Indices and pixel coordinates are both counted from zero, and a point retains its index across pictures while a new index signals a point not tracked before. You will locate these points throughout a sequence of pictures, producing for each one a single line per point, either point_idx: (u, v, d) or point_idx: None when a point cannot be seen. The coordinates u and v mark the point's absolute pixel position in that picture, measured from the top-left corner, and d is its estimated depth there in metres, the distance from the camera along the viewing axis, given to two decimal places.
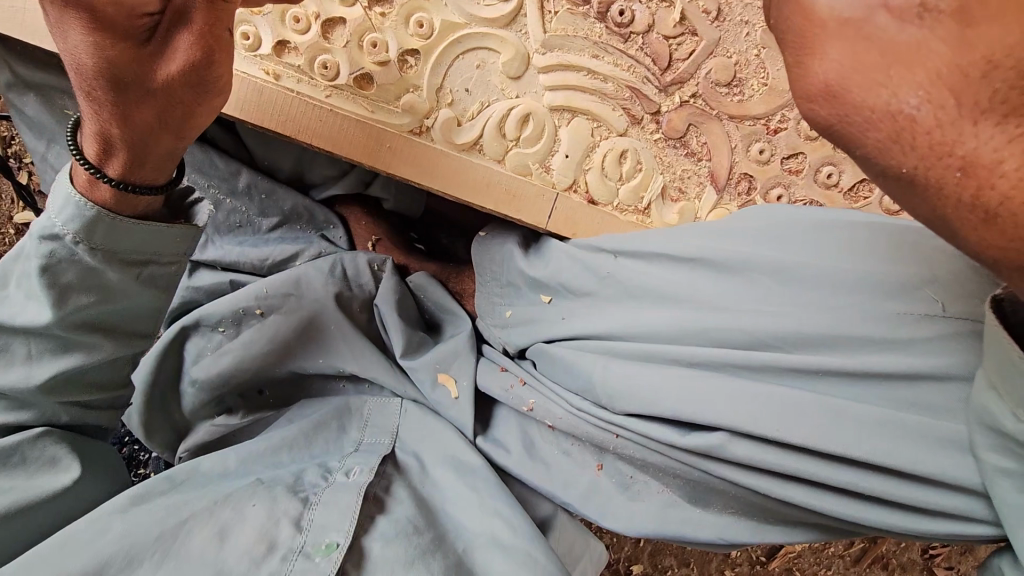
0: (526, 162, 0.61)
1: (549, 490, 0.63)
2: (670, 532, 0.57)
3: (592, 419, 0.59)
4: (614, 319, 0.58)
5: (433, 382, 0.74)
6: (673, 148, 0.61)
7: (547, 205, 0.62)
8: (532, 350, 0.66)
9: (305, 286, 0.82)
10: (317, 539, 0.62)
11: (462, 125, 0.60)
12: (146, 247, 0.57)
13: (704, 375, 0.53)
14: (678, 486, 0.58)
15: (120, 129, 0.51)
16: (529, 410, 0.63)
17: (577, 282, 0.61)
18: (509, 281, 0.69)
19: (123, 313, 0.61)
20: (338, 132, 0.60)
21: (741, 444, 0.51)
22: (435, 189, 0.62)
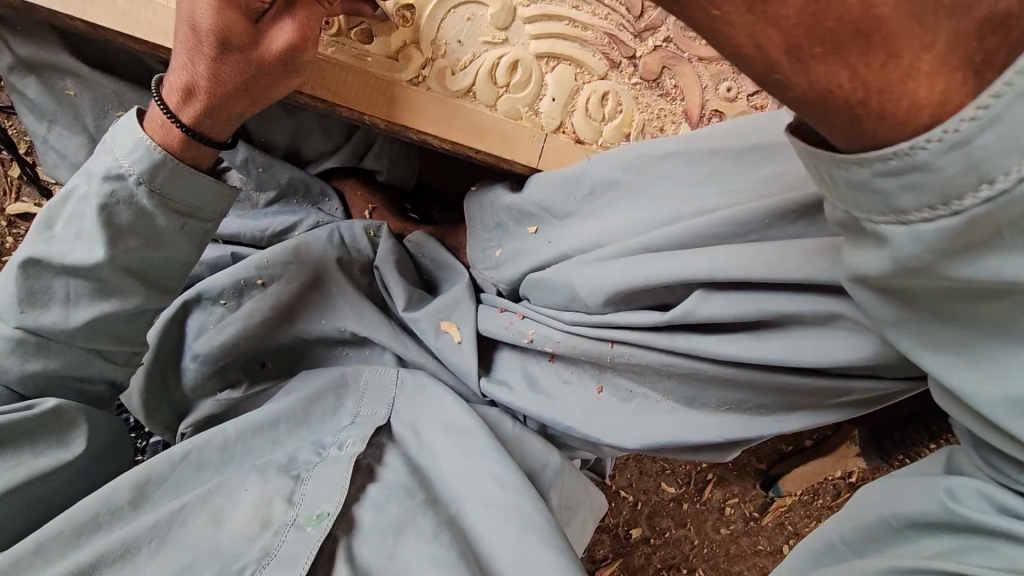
0: (517, 107, 0.66)
1: (552, 417, 0.69)
2: (671, 436, 0.63)
3: (587, 337, 0.66)
4: (595, 229, 0.66)
5: (436, 330, 0.77)
6: (650, 89, 0.67)
7: (538, 145, 0.67)
8: (523, 282, 0.74)
9: (305, 253, 0.84)
10: (309, 510, 0.66)
11: (456, 74, 0.65)
12: (194, 203, 0.63)
13: (665, 257, 0.59)
14: (671, 391, 0.64)
15: (207, 85, 0.58)
16: (529, 340, 0.70)
17: (555, 204, 0.68)
18: (497, 223, 0.76)
19: (161, 265, 0.66)
20: (339, 82, 0.64)
21: (717, 296, 0.57)
22: (432, 136, 0.67)
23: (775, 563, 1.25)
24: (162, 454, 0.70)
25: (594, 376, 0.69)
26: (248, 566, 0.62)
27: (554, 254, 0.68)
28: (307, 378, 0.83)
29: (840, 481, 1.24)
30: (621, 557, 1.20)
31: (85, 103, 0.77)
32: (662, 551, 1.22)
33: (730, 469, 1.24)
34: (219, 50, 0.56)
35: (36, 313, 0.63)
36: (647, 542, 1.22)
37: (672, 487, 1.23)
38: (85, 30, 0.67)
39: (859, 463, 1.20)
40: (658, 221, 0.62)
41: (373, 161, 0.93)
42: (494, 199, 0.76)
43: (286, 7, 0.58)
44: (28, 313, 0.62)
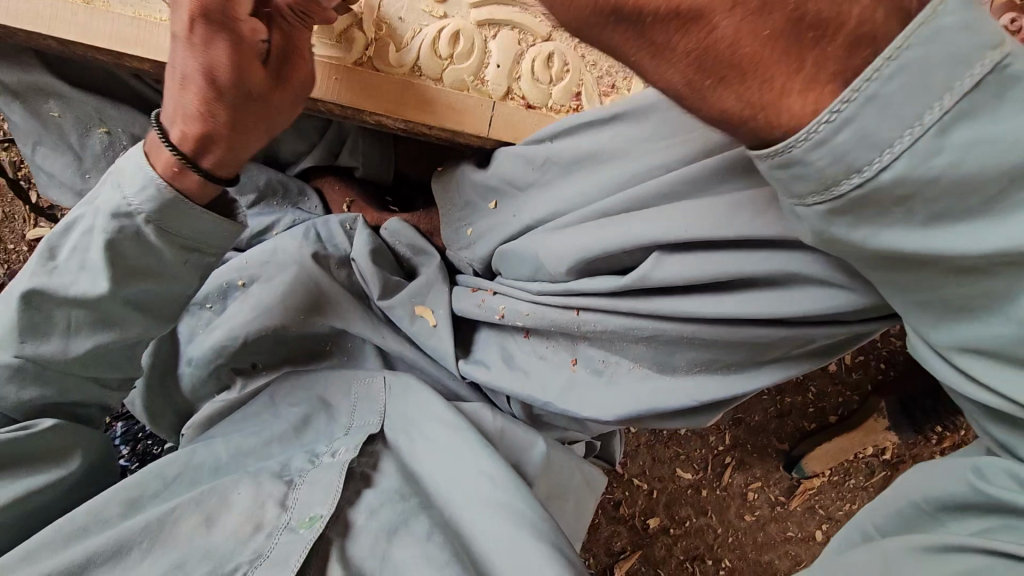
0: (462, 77, 0.66)
1: (529, 395, 0.65)
2: (647, 406, 0.57)
3: (553, 306, 0.59)
4: (554, 195, 0.59)
5: (410, 316, 0.75)
6: (595, 46, 0.65)
7: (487, 113, 0.66)
8: (496, 257, 0.67)
9: (281, 251, 0.86)
10: (302, 514, 0.66)
11: (399, 50, 0.66)
12: (200, 236, 0.61)
13: (631, 215, 0.51)
14: (644, 356, 0.59)
15: (229, 129, 0.58)
16: (500, 316, 0.64)
17: (519, 176, 0.62)
18: (467, 200, 0.70)
19: (164, 294, 0.64)
20: None
21: (674, 258, 0.49)
22: (383, 115, 0.67)
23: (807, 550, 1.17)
24: (147, 469, 0.70)
25: (569, 347, 0.65)
26: (240, 566, 0.62)
27: (520, 227, 0.61)
28: (297, 377, 0.86)
29: (874, 459, 1.17)
30: (641, 549, 1.16)
31: (69, 122, 0.82)
32: (684, 542, 1.17)
33: (750, 451, 1.18)
34: (241, 95, 0.57)
35: (35, 341, 0.61)
36: (667, 533, 1.17)
37: (688, 473, 1.18)
38: (57, 47, 0.71)
39: (892, 437, 1.11)
40: (619, 176, 0.53)
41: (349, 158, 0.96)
42: (462, 176, 0.71)
43: (290, 50, 0.59)
44: (28, 340, 0.60)
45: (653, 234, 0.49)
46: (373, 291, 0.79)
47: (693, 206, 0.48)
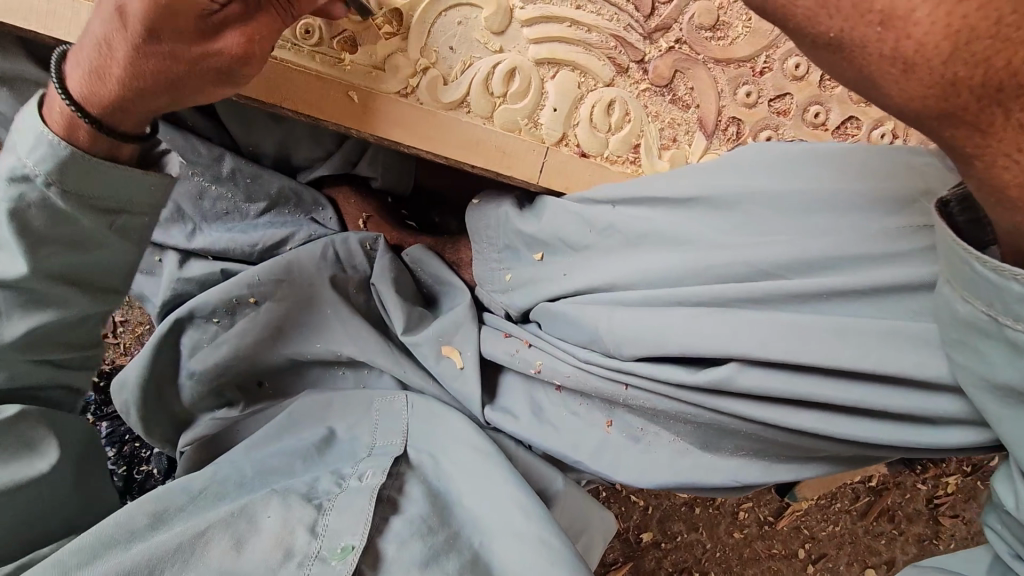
0: (515, 118, 0.61)
1: (560, 452, 0.61)
2: (684, 481, 0.57)
3: (601, 374, 0.56)
4: (616, 265, 0.55)
5: (436, 355, 0.69)
6: (660, 95, 0.61)
7: (539, 160, 0.62)
8: (536, 308, 0.61)
9: (296, 269, 0.80)
10: (333, 543, 0.63)
11: (448, 84, 0.60)
12: (120, 195, 0.53)
13: (706, 312, 0.49)
14: (688, 432, 0.57)
15: (121, 70, 0.48)
16: (536, 371, 0.59)
17: (575, 236, 0.58)
18: (507, 243, 0.65)
19: (96, 267, 0.56)
20: (322, 98, 0.60)
21: (750, 370, 0.48)
22: (426, 151, 0.62)
23: (789, 565, 1.23)
24: (174, 487, 0.68)
25: (604, 407, 0.61)
26: None
27: (570, 289, 0.57)
28: (315, 398, 0.82)
29: (859, 485, 1.22)
30: (631, 561, 1.19)
31: None
32: (673, 555, 1.21)
33: None
34: (150, 49, 0.48)
35: None
36: (658, 546, 1.20)
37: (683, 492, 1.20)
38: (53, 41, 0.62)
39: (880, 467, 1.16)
40: (689, 264, 0.51)
41: (366, 168, 0.91)
42: (503, 215, 0.65)
43: None
44: None
45: (721, 341, 0.48)
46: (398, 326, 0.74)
47: (766, 317, 0.47)
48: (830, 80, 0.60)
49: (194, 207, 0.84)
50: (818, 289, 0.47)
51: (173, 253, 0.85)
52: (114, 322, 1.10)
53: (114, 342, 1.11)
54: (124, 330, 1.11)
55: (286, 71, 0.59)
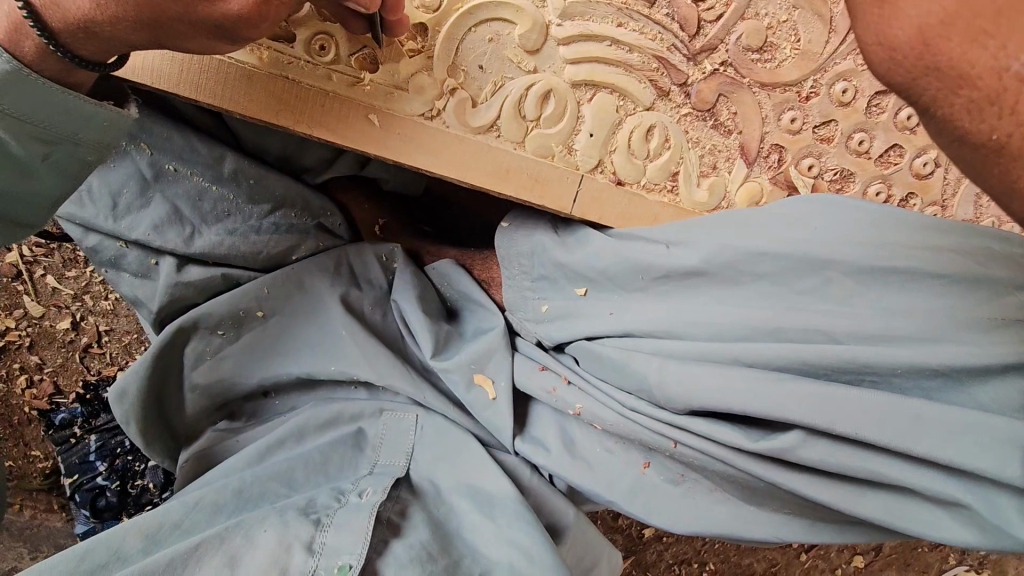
0: (549, 144, 0.57)
1: (594, 490, 0.62)
2: (723, 531, 0.59)
3: (643, 421, 0.59)
4: (666, 313, 0.57)
5: (468, 383, 0.69)
6: (701, 120, 0.58)
7: (573, 188, 0.58)
8: (577, 345, 0.63)
9: (309, 286, 0.80)
10: (330, 561, 0.61)
11: (477, 106, 0.55)
12: (60, 125, 0.50)
13: (770, 380, 0.51)
14: (730, 486, 0.59)
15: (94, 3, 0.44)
16: (576, 413, 0.63)
17: (623, 279, 0.59)
18: (544, 274, 0.66)
19: (19, 198, 0.53)
20: (338, 120, 0.55)
21: (817, 441, 0.51)
22: (452, 178, 0.58)
23: (784, 554, 1.27)
24: (175, 501, 0.70)
25: (642, 449, 0.63)
26: None
27: (618, 330, 0.59)
28: (316, 412, 0.79)
29: None
30: (633, 555, 1.22)
31: None
32: (674, 548, 1.24)
33: None
34: None
35: None
36: (659, 540, 1.23)
37: None
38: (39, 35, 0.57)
39: None
40: (753, 322, 0.53)
41: (375, 169, 0.86)
42: (542, 247, 0.65)
43: None
44: None
45: (796, 404, 0.50)
46: (424, 349, 0.72)
47: (836, 389, 0.50)
48: (876, 107, 0.58)
49: (191, 208, 0.76)
50: (877, 354, 0.49)
51: (167, 257, 0.78)
52: (99, 333, 1.04)
53: (99, 353, 1.04)
54: (109, 340, 1.05)
55: (299, 90, 0.54)
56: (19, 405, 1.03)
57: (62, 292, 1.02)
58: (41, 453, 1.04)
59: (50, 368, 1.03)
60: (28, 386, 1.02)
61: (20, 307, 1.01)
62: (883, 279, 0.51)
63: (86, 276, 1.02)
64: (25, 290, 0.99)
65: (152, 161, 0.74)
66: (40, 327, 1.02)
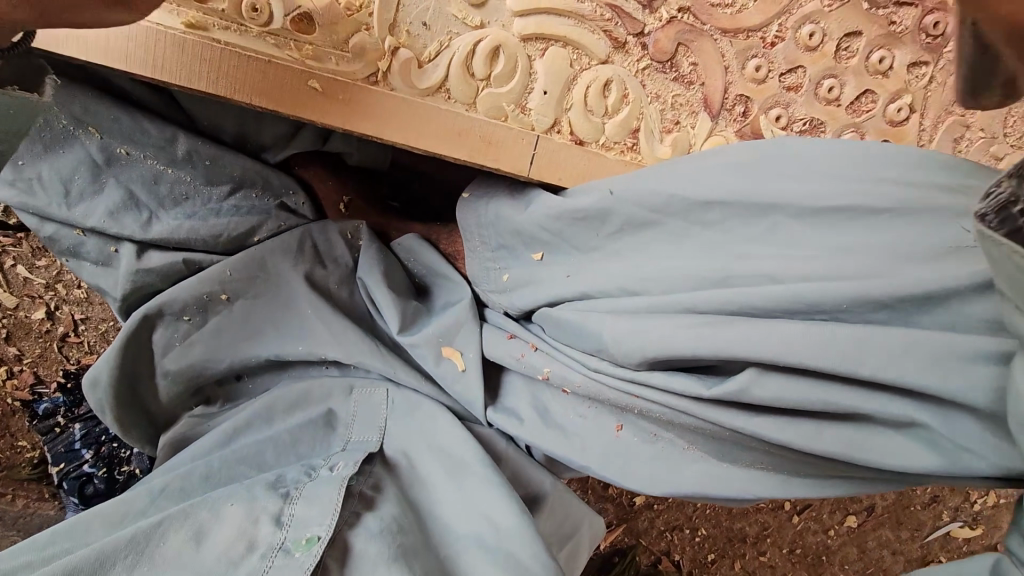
0: (500, 104, 0.54)
1: (567, 456, 0.62)
2: (697, 489, 0.58)
3: (609, 381, 0.59)
4: (622, 270, 0.57)
5: (437, 357, 0.68)
6: (661, 72, 0.55)
7: (529, 149, 0.56)
8: (538, 313, 0.63)
9: (272, 266, 0.78)
10: (298, 534, 0.63)
11: (423, 66, 0.53)
12: None
13: (709, 323, 0.51)
14: (701, 442, 0.58)
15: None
16: (545, 379, 0.62)
17: (580, 241, 0.59)
18: (501, 243, 0.66)
19: None
20: (278, 89, 0.52)
21: (770, 378, 0.50)
22: (403, 146, 0.55)
23: (775, 517, 1.27)
24: (141, 487, 0.73)
25: (614, 412, 0.62)
26: None
27: (573, 294, 0.59)
28: (284, 389, 0.81)
29: None
30: (625, 523, 1.23)
31: None
32: (665, 515, 1.24)
33: None
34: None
35: None
36: (650, 508, 1.24)
37: None
38: None
39: None
40: (701, 274, 0.53)
41: (338, 145, 0.83)
42: (498, 216, 0.65)
43: None
44: None
45: (742, 344, 0.50)
46: (391, 325, 0.70)
47: (795, 326, 0.48)
48: (846, 50, 0.57)
49: (148, 193, 0.75)
50: (833, 289, 0.47)
51: (126, 244, 0.77)
52: (75, 322, 1.03)
53: (77, 342, 1.04)
54: (87, 329, 1.04)
55: (232, 56, 0.51)
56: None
57: (33, 283, 1.00)
58: (28, 443, 1.04)
59: (30, 358, 1.03)
60: (8, 377, 1.02)
61: None
62: (837, 223, 0.50)
63: (56, 264, 1.00)
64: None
65: (103, 144, 0.71)
66: (15, 318, 1.00)
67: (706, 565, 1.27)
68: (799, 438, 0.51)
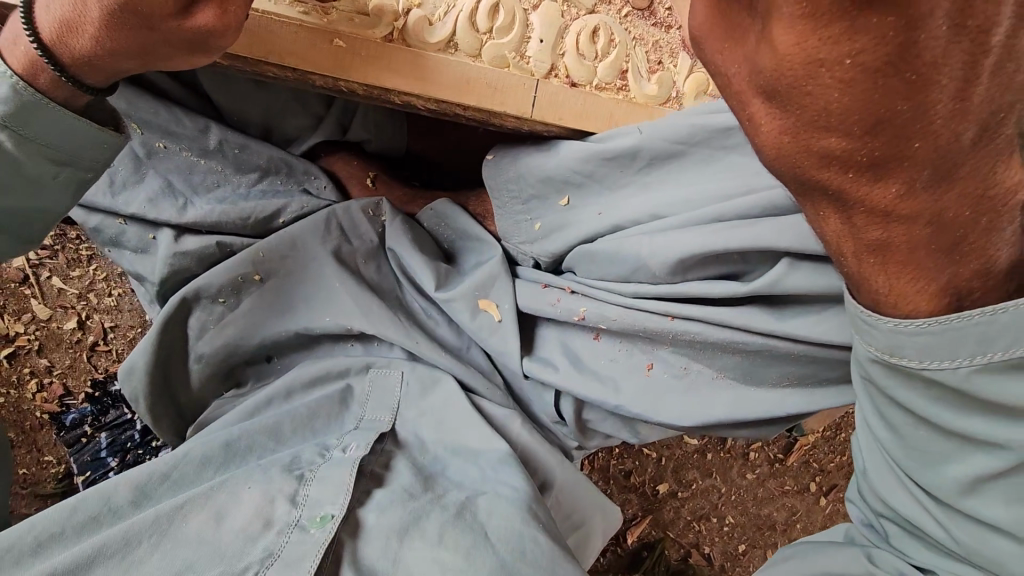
0: (503, 53, 0.62)
1: (600, 399, 0.65)
2: (734, 414, 0.64)
3: (644, 311, 0.64)
4: (650, 199, 0.65)
5: (474, 310, 0.71)
6: (641, 18, 0.65)
7: (531, 93, 0.63)
8: (572, 255, 0.69)
9: (302, 246, 0.83)
10: (312, 512, 0.67)
11: (433, 25, 0.60)
12: (70, 146, 0.55)
13: (734, 226, 0.60)
14: (731, 367, 0.65)
15: (89, 40, 0.49)
16: (581, 318, 0.66)
17: (606, 175, 0.66)
18: (531, 196, 0.70)
19: (29, 215, 0.58)
20: (307, 51, 0.59)
21: (798, 267, 0.59)
22: (419, 96, 0.62)
23: (802, 500, 1.26)
24: (159, 461, 0.73)
25: (644, 353, 0.67)
26: (251, 565, 0.62)
27: (609, 226, 0.66)
28: (304, 371, 0.83)
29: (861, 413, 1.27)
30: (650, 514, 1.20)
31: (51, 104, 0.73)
32: (691, 503, 1.22)
33: None
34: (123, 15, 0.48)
35: None
36: (675, 496, 1.21)
37: (695, 440, 1.21)
38: None
39: None
40: (723, 190, 0.62)
41: (358, 131, 0.92)
42: (527, 166, 0.69)
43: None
44: None
45: (767, 238, 0.58)
46: (428, 285, 0.75)
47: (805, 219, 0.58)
48: None
49: (183, 180, 0.81)
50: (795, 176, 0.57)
51: (164, 229, 0.82)
52: (105, 330, 1.07)
53: (106, 350, 1.07)
54: (115, 337, 1.08)
55: (268, 23, 0.58)
56: (29, 410, 1.03)
57: (66, 292, 1.06)
58: (54, 458, 1.03)
59: (59, 369, 1.05)
60: (39, 390, 1.04)
61: (27, 311, 1.03)
62: None
63: (89, 273, 1.07)
64: (31, 291, 1.03)
65: (144, 139, 0.78)
66: (48, 330, 1.04)
67: (737, 558, 1.24)
68: (806, 330, 0.60)
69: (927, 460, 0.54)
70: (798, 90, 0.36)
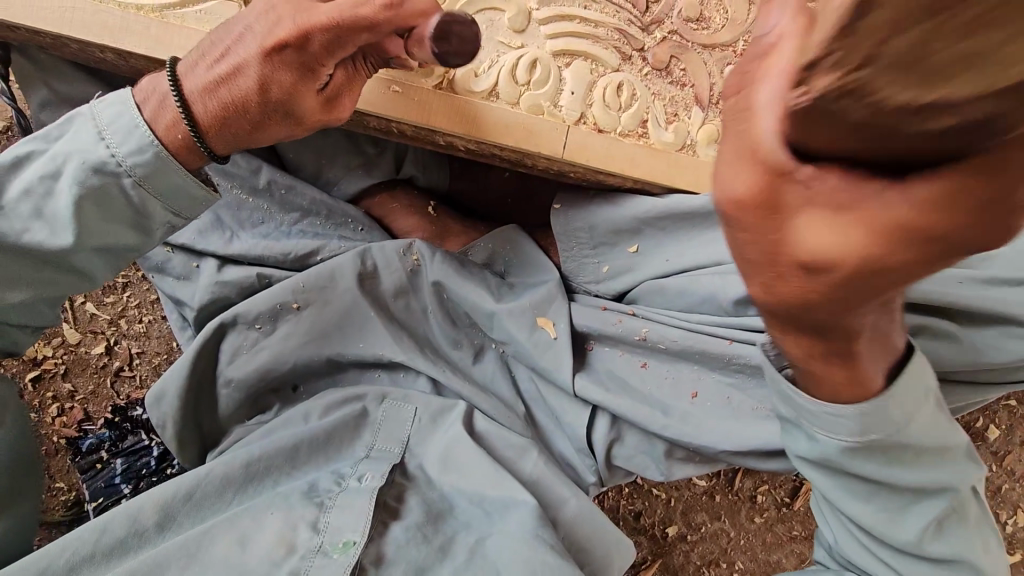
0: (539, 102, 0.70)
1: (640, 420, 0.76)
2: (767, 440, 0.73)
3: (699, 338, 0.76)
4: (715, 249, 0.76)
5: (533, 326, 0.81)
6: (659, 76, 0.74)
7: (562, 136, 0.71)
8: (639, 289, 0.81)
9: (338, 278, 0.85)
10: (334, 538, 0.68)
11: (478, 76, 0.69)
12: (169, 199, 0.62)
13: None
14: (773, 403, 0.75)
15: (240, 123, 0.59)
16: (644, 336, 0.77)
17: (672, 228, 0.78)
18: (600, 241, 0.82)
19: (123, 253, 0.65)
20: (367, 95, 0.67)
21: None
22: (462, 135, 0.70)
23: (810, 546, 1.25)
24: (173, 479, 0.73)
25: (690, 381, 0.78)
26: None
27: (677, 269, 0.78)
28: (325, 396, 0.84)
29: None
30: (660, 558, 1.20)
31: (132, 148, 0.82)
32: (700, 547, 1.22)
33: None
34: (278, 109, 0.59)
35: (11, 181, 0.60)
36: (684, 540, 1.21)
37: (703, 481, 1.22)
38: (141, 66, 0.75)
39: None
40: None
41: (411, 169, 1.00)
42: (596, 214, 0.80)
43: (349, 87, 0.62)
44: None
45: None
46: (486, 301, 0.83)
47: None
48: None
49: (230, 216, 0.88)
50: None
51: (208, 259, 0.88)
52: (131, 355, 1.10)
53: (130, 375, 1.10)
54: (140, 362, 1.11)
55: None
56: (47, 434, 1.05)
57: (98, 318, 1.10)
58: (64, 484, 1.03)
59: (81, 394, 1.08)
60: (59, 414, 1.06)
61: (58, 334, 1.07)
62: None
63: (121, 301, 1.11)
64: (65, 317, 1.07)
65: None
66: (75, 354, 1.08)
67: None
68: None
69: (889, 522, 0.65)
70: (833, 267, 0.36)
